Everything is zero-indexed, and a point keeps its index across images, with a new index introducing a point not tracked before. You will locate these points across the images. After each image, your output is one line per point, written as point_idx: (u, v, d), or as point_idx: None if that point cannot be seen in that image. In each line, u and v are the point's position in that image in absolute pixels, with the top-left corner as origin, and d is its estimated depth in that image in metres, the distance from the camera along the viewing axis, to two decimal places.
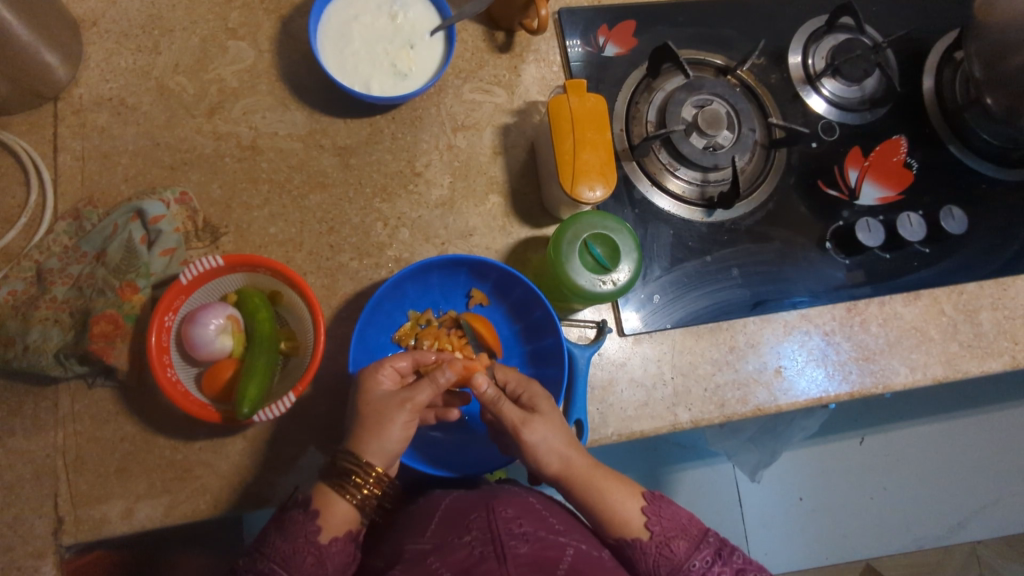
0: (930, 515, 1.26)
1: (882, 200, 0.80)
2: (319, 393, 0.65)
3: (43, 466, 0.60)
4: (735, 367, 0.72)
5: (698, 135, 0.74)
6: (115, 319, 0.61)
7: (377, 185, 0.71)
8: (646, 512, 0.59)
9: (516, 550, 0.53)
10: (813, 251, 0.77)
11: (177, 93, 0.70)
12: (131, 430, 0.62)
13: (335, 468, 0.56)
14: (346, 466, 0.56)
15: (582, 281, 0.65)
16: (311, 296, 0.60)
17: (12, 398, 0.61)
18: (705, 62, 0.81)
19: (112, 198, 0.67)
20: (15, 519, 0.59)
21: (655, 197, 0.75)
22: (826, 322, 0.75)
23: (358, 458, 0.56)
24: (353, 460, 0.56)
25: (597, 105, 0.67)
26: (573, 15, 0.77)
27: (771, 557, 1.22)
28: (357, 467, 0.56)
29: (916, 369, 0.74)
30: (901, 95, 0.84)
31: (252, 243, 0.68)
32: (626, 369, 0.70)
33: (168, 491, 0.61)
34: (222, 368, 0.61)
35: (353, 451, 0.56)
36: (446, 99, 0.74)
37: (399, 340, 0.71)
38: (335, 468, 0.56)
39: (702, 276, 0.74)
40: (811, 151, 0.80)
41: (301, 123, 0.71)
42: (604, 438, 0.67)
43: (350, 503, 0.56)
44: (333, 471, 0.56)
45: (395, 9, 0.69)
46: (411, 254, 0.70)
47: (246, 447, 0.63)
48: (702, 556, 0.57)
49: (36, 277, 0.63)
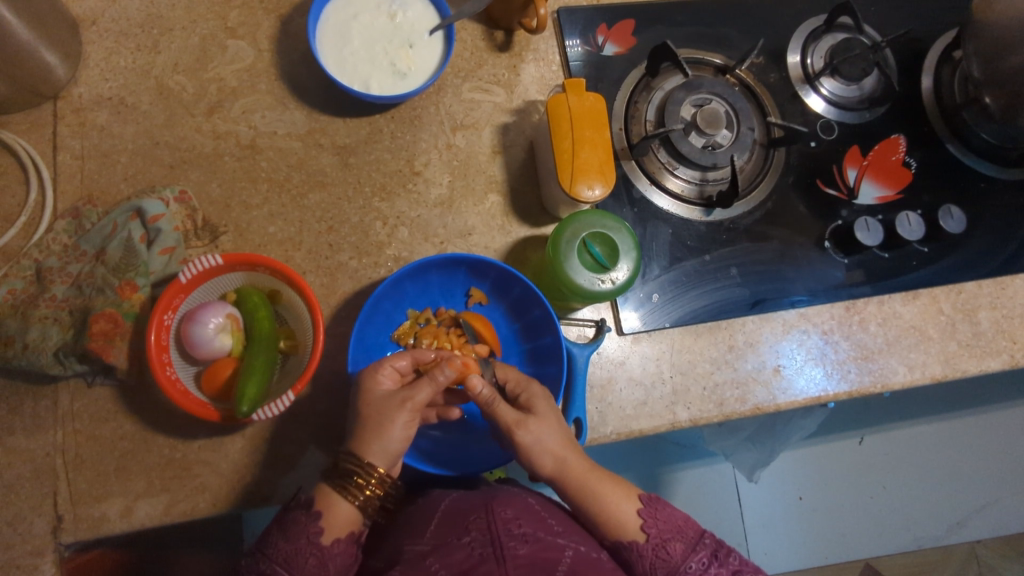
0: (930, 514, 1.26)
1: (881, 200, 0.80)
2: (318, 392, 0.66)
3: (42, 464, 0.60)
4: (734, 366, 0.72)
5: (697, 134, 0.74)
6: (115, 318, 0.61)
7: (377, 184, 0.71)
8: (641, 514, 0.59)
9: (514, 551, 0.53)
10: (812, 250, 0.77)
11: (176, 92, 0.70)
12: (131, 428, 0.62)
13: (337, 469, 0.56)
14: (348, 468, 0.56)
15: (581, 280, 0.65)
16: (310, 295, 0.60)
17: (12, 396, 0.61)
18: (704, 62, 0.81)
19: (112, 197, 0.67)
20: (15, 518, 0.59)
21: (654, 196, 0.75)
22: (825, 321, 0.75)
23: (360, 460, 0.56)
24: (355, 462, 0.56)
25: (596, 104, 0.67)
26: (572, 15, 0.78)
27: (770, 556, 1.23)
28: (359, 468, 0.56)
29: (914, 368, 0.74)
30: (900, 95, 0.84)
31: (251, 242, 0.68)
32: (624, 368, 0.70)
33: (167, 490, 0.61)
34: (221, 367, 0.61)
35: (355, 452, 0.56)
36: (446, 98, 0.74)
37: (398, 339, 0.71)
38: (337, 469, 0.56)
39: (700, 275, 0.74)
40: (809, 151, 0.80)
41: (301, 122, 0.71)
42: (603, 437, 0.67)
43: (353, 504, 0.56)
44: (336, 472, 0.56)
45: (394, 9, 0.69)
46: (410, 253, 0.70)
47: (245, 446, 0.63)
48: (699, 558, 0.57)
49: (36, 276, 0.63)
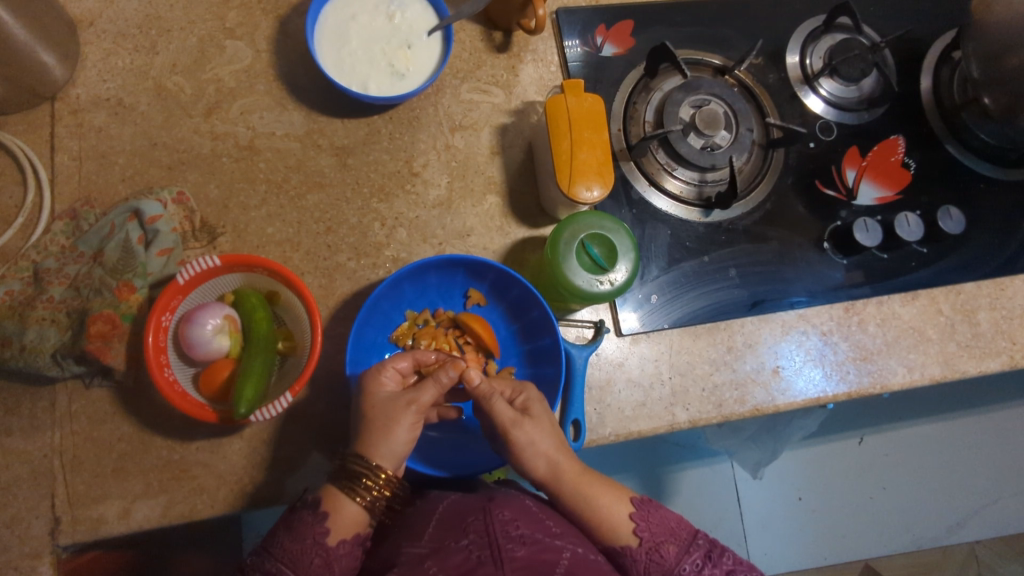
0: (930, 514, 1.26)
1: (880, 200, 0.80)
2: (317, 393, 0.65)
3: (40, 466, 0.60)
4: (733, 367, 0.72)
5: (696, 135, 0.74)
6: (113, 320, 0.61)
7: (375, 185, 0.71)
8: (635, 518, 0.59)
9: (512, 554, 0.53)
10: (811, 251, 0.77)
11: (174, 93, 0.70)
12: (129, 430, 0.62)
13: (345, 471, 0.56)
14: (357, 469, 0.56)
15: (581, 281, 0.65)
16: (309, 296, 0.60)
17: (10, 397, 0.61)
18: (703, 62, 0.81)
19: (110, 198, 0.67)
20: (12, 520, 0.59)
21: (653, 197, 0.75)
22: (824, 322, 0.75)
23: (369, 462, 0.56)
24: (364, 463, 0.56)
25: (594, 105, 0.67)
26: (571, 15, 0.77)
27: (770, 556, 1.23)
28: (368, 470, 0.56)
29: (913, 369, 0.74)
30: (899, 95, 0.84)
31: (249, 243, 0.68)
32: (623, 369, 0.70)
33: (166, 491, 0.61)
34: (218, 368, 0.61)
35: (364, 454, 0.56)
36: (444, 99, 0.74)
37: (397, 340, 0.71)
38: (345, 471, 0.56)
39: (700, 276, 0.74)
40: (809, 151, 0.80)
41: (299, 123, 0.71)
42: (602, 438, 0.67)
43: (360, 506, 0.56)
44: (344, 473, 0.56)
45: (393, 9, 0.69)
46: (409, 254, 0.70)
47: (243, 447, 0.63)
48: (693, 560, 0.57)
49: (33, 277, 0.63)
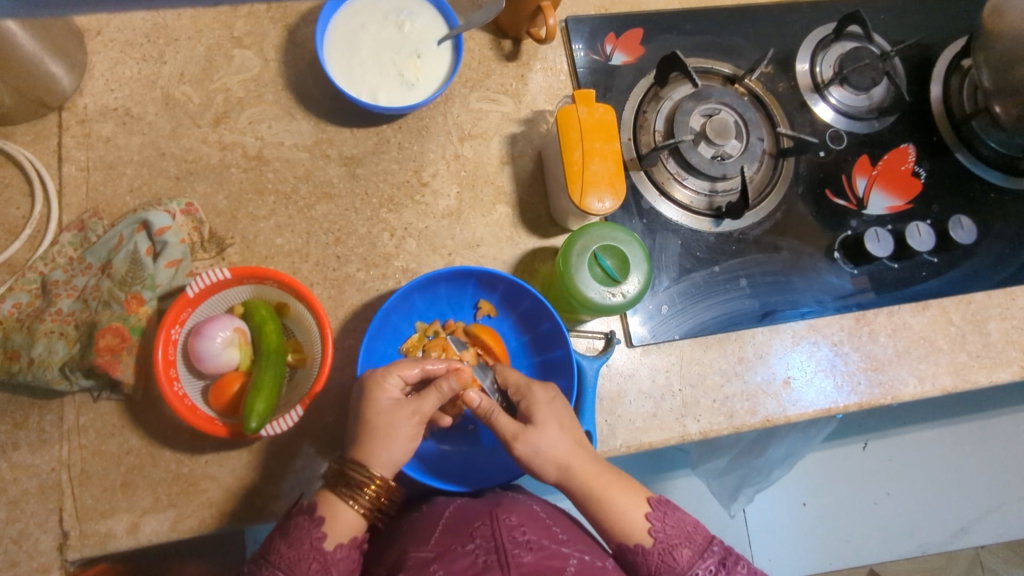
0: (935, 519, 1.26)
1: (891, 209, 0.80)
2: (328, 404, 0.65)
3: (47, 480, 0.59)
4: (744, 378, 0.72)
5: (706, 144, 0.75)
6: (122, 333, 0.60)
7: (384, 195, 0.71)
8: (650, 518, 0.58)
9: (519, 559, 0.52)
10: (821, 260, 0.77)
11: (183, 103, 0.69)
12: (137, 443, 0.61)
13: (342, 478, 0.56)
14: (353, 475, 0.56)
15: (592, 293, 0.64)
16: (318, 307, 0.60)
17: (17, 411, 0.60)
18: (713, 71, 0.81)
19: (117, 209, 0.66)
20: (20, 535, 0.58)
21: (662, 206, 0.75)
22: (835, 333, 0.75)
23: (365, 470, 0.56)
24: (358, 470, 0.56)
25: (604, 115, 0.66)
26: (580, 23, 0.77)
27: (775, 563, 1.22)
28: (362, 474, 0.55)
29: (924, 379, 0.74)
30: (909, 103, 0.83)
31: (257, 254, 0.67)
32: (634, 380, 0.69)
33: (174, 505, 0.61)
34: (229, 381, 0.61)
35: (361, 462, 0.56)
36: (453, 108, 0.74)
37: (407, 352, 0.70)
38: (343, 477, 0.56)
39: (710, 286, 0.74)
40: (819, 160, 0.80)
41: (308, 132, 0.71)
42: (613, 450, 0.67)
43: (355, 511, 0.56)
44: (341, 480, 0.56)
45: (402, 18, 0.69)
46: (418, 265, 0.70)
47: (252, 460, 0.63)
48: (706, 565, 0.56)
49: (42, 289, 0.63)
